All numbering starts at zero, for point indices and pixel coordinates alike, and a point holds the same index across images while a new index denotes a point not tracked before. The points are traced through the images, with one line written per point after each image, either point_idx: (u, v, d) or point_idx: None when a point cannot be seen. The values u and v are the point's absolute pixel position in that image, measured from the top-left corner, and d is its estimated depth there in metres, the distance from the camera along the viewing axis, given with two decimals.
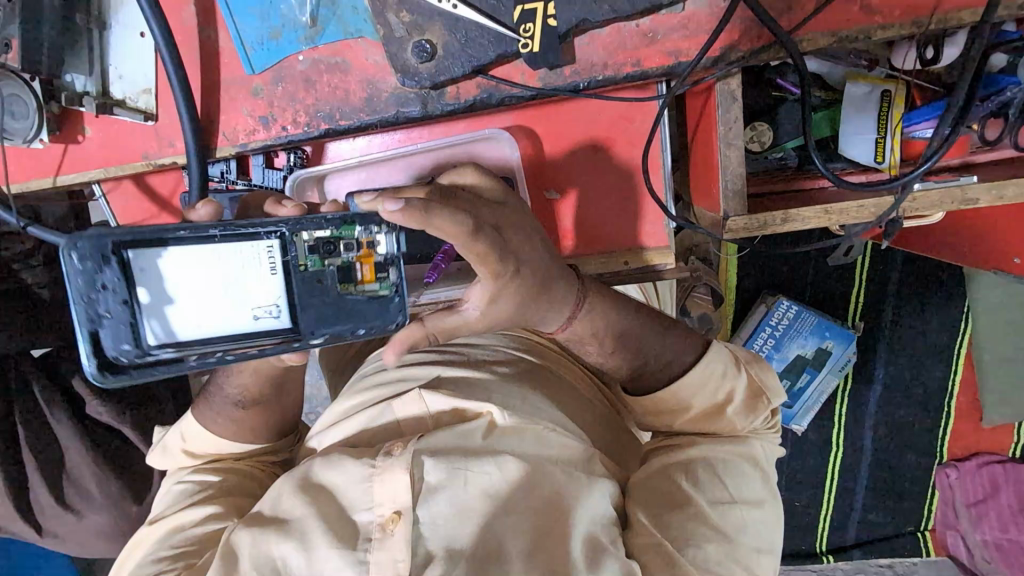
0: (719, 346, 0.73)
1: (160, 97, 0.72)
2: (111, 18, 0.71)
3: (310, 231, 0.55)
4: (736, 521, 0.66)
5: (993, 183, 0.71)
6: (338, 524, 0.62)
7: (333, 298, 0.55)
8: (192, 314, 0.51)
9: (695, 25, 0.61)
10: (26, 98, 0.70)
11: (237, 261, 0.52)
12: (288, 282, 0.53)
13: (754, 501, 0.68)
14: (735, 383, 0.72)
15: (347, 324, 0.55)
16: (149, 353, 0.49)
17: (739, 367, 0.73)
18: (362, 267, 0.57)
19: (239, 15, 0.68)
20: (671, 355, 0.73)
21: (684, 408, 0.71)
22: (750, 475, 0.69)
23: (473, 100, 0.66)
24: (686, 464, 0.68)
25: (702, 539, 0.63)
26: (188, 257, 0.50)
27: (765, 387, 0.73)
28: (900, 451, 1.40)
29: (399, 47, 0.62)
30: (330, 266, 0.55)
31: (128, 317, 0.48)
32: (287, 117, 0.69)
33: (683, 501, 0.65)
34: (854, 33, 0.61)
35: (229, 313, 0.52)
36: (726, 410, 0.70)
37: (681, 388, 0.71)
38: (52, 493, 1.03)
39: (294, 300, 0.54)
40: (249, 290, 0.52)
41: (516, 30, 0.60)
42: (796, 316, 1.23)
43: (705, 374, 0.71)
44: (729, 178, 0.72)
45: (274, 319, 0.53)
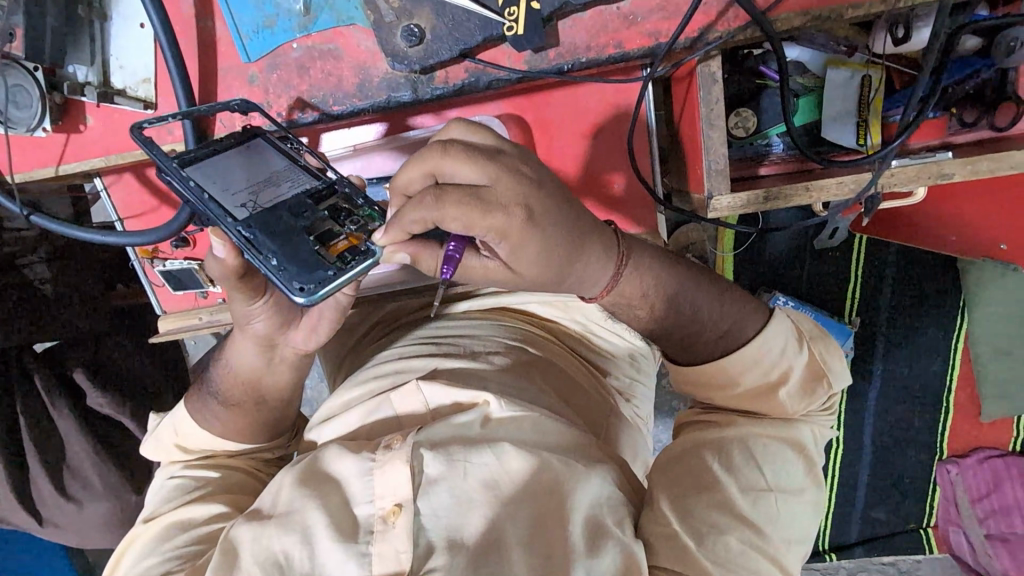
0: (782, 321, 0.72)
1: (160, 86, 0.75)
2: (110, 10, 0.73)
3: (347, 198, 0.65)
4: (767, 508, 0.65)
5: (967, 158, 0.73)
6: (341, 517, 0.63)
7: (291, 234, 0.61)
8: (226, 163, 0.65)
9: (674, 7, 0.64)
10: (30, 89, 0.72)
11: (290, 176, 0.66)
12: (285, 203, 0.63)
13: (793, 489, 0.67)
14: (794, 361, 0.71)
15: (285, 257, 0.60)
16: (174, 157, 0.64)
17: (800, 345, 0.72)
18: (342, 241, 0.61)
19: (235, 5, 0.70)
20: (730, 324, 0.71)
21: (733, 383, 0.70)
22: (793, 461, 0.68)
23: (461, 84, 0.68)
24: (719, 445, 0.68)
25: (725, 528, 0.63)
26: (270, 153, 0.68)
27: (826, 369, 0.72)
28: (900, 446, 1.40)
29: (389, 33, 0.64)
30: (324, 218, 0.63)
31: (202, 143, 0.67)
32: (282, 103, 0.72)
33: (712, 484, 0.65)
34: (827, 12, 0.63)
35: (239, 183, 0.64)
36: (778, 391, 0.69)
37: (733, 362, 0.70)
38: (53, 482, 1.04)
39: (270, 217, 0.62)
40: (268, 185, 0.64)
41: (501, 13, 0.62)
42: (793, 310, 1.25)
43: (762, 349, 0.70)
44: (712, 158, 0.74)
45: (245, 206, 0.62)
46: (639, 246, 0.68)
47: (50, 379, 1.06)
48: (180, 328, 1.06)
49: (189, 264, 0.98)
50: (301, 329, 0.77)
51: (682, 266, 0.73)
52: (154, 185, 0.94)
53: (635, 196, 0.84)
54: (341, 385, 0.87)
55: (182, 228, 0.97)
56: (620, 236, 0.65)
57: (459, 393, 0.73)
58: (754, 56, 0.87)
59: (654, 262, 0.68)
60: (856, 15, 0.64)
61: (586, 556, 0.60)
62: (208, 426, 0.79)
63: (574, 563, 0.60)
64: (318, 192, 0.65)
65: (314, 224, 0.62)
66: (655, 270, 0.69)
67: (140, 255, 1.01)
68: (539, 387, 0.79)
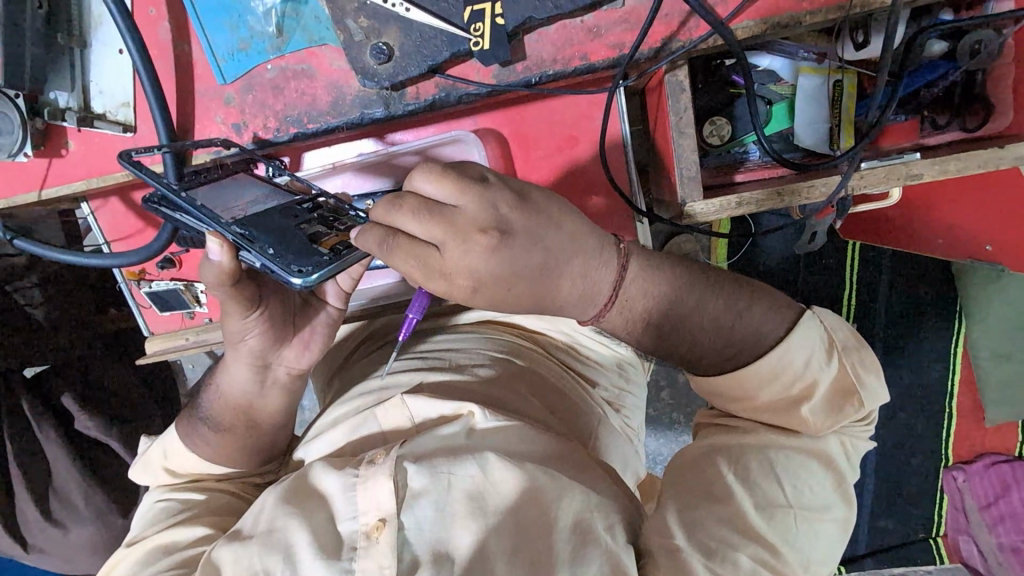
0: (811, 328, 0.66)
1: (138, 110, 0.76)
2: (90, 38, 0.76)
3: (337, 208, 0.66)
4: (787, 526, 0.61)
5: (935, 158, 0.74)
6: (324, 535, 0.61)
7: (285, 231, 0.61)
8: (218, 184, 0.66)
9: (636, 18, 0.65)
10: (11, 114, 0.73)
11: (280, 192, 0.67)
12: (274, 209, 0.64)
13: (818, 506, 0.62)
14: (821, 375, 0.64)
15: (281, 248, 0.58)
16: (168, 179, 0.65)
17: (830, 356, 0.66)
18: (334, 237, 0.61)
19: (210, 29, 0.72)
20: (751, 337, 0.65)
21: (750, 396, 0.65)
22: (819, 476, 0.63)
23: (432, 99, 0.69)
24: (737, 453, 0.64)
25: (737, 543, 0.59)
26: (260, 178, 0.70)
27: (858, 385, 0.65)
28: (905, 454, 1.38)
29: (358, 51, 0.65)
30: (317, 222, 0.63)
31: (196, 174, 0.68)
32: (258, 123, 0.73)
33: (725, 496, 0.61)
34: (785, 19, 0.64)
35: (233, 197, 0.65)
36: (801, 406, 0.64)
37: (748, 376, 0.65)
38: (38, 506, 1.04)
39: (264, 220, 0.61)
40: (259, 199, 0.65)
41: (467, 29, 0.64)
42: None
43: (782, 361, 0.64)
44: (684, 165, 0.75)
45: (237, 211, 0.62)
46: (648, 269, 0.65)
47: (38, 403, 1.06)
48: (166, 349, 1.05)
49: (174, 285, 0.99)
50: (291, 347, 0.78)
51: (694, 281, 0.67)
52: (138, 207, 0.94)
53: (619, 207, 0.84)
54: (336, 399, 0.86)
55: (168, 249, 0.97)
56: (619, 250, 0.62)
57: (445, 404, 0.73)
58: (727, 65, 0.88)
59: (659, 285, 0.65)
60: (813, 21, 0.65)
61: (571, 568, 0.59)
62: (195, 449, 0.78)
63: (557, 571, 0.59)
64: (305, 203, 0.66)
65: (305, 226, 0.62)
66: (657, 297, 0.65)
67: (127, 277, 1.01)
68: (526, 399, 0.79)
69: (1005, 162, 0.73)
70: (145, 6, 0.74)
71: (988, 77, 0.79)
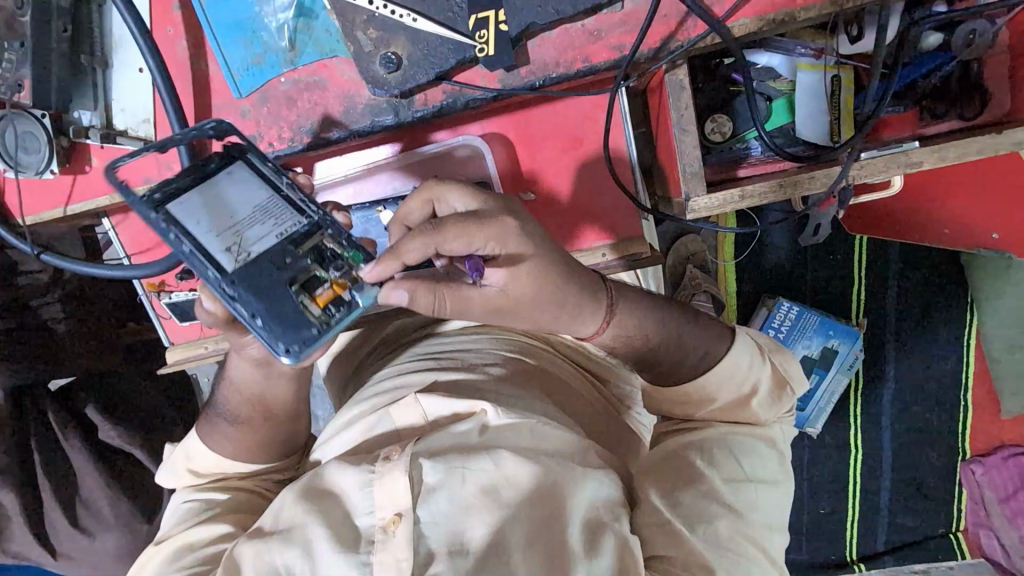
0: (746, 340, 0.75)
1: (158, 126, 0.77)
2: (113, 58, 0.77)
3: (336, 240, 0.61)
4: (749, 497, 0.67)
5: (935, 146, 0.75)
6: (342, 528, 0.64)
7: (273, 278, 0.58)
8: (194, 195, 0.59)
9: (635, 20, 0.67)
10: (38, 133, 0.76)
11: (268, 211, 0.61)
12: (263, 247, 0.59)
13: (770, 480, 0.69)
14: (761, 374, 0.73)
15: (269, 305, 0.57)
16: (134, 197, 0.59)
17: (764, 357, 0.75)
18: (328, 290, 0.59)
19: (225, 44, 0.74)
20: (705, 347, 0.74)
21: (709, 400, 0.72)
22: (767, 455, 0.70)
23: (440, 105, 0.71)
24: (702, 444, 0.69)
25: (713, 515, 0.64)
26: (241, 180, 0.61)
27: (789, 378, 0.75)
28: (921, 448, 1.38)
29: (368, 61, 0.68)
30: (313, 267, 0.60)
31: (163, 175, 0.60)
32: (273, 133, 0.75)
33: (695, 478, 0.66)
34: (781, 16, 0.65)
35: (213, 219, 0.58)
36: (751, 402, 0.71)
37: (709, 379, 0.72)
38: (66, 515, 1.06)
39: (251, 262, 0.58)
40: (250, 223, 0.59)
41: (472, 36, 0.66)
42: (798, 316, 1.28)
43: (732, 366, 0.72)
44: (687, 162, 0.76)
45: (223, 251, 0.58)
46: (632, 292, 0.75)
47: (64, 414, 1.09)
48: (187, 358, 1.08)
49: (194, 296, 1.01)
50: None
51: (664, 303, 0.77)
52: None
53: (622, 206, 0.86)
54: (347, 403, 0.88)
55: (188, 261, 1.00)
56: (604, 283, 0.70)
57: (458, 402, 0.74)
58: (726, 63, 0.90)
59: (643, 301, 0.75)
60: (807, 18, 0.66)
61: (585, 557, 0.61)
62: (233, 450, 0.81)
63: (573, 562, 0.61)
64: (301, 234, 0.61)
65: (299, 275, 0.59)
66: (640, 311, 0.74)
67: (148, 289, 1.04)
68: (536, 395, 0.80)
69: (1003, 147, 0.74)
70: (163, 26, 0.76)
71: (983, 67, 0.80)
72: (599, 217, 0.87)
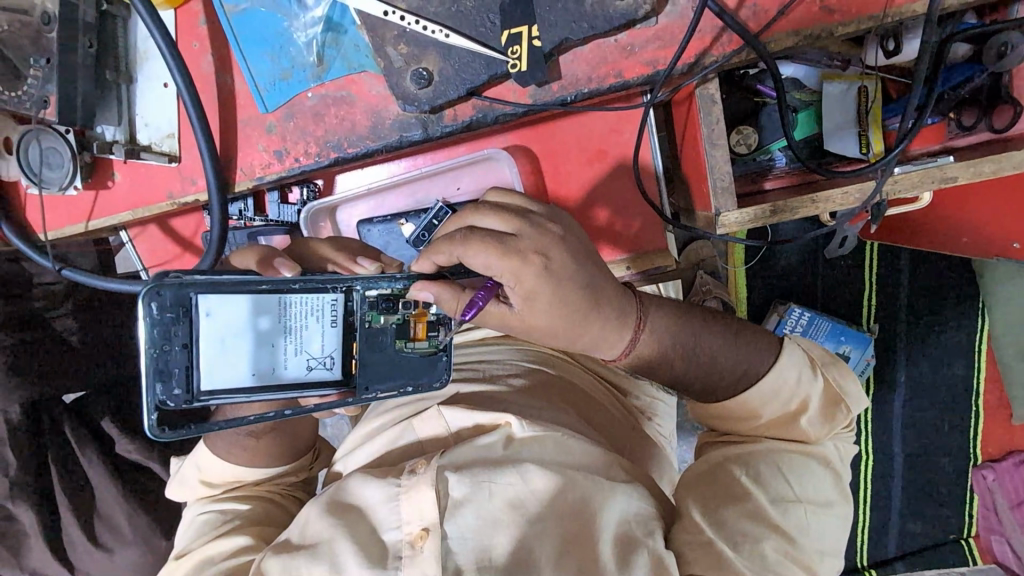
0: (795, 352, 0.72)
1: (183, 141, 0.77)
2: (137, 72, 0.76)
3: (373, 290, 0.62)
4: (799, 520, 0.66)
5: (969, 161, 0.74)
6: (369, 542, 0.63)
7: (382, 354, 0.64)
8: (241, 364, 0.57)
9: (670, 35, 0.66)
10: (63, 150, 0.75)
11: (308, 313, 0.60)
12: (342, 336, 0.62)
13: (821, 501, 0.68)
14: (812, 389, 0.70)
15: (397, 380, 0.64)
16: (196, 399, 0.56)
17: (815, 371, 0.72)
18: (416, 325, 0.65)
19: (252, 59, 0.73)
20: (747, 363, 0.71)
21: (754, 415, 0.70)
22: (818, 474, 0.69)
23: (469, 120, 0.71)
24: (746, 460, 0.68)
25: (759, 535, 0.64)
26: (250, 312, 0.57)
27: (843, 393, 0.72)
28: (934, 456, 1.37)
29: (398, 77, 0.67)
30: (389, 322, 0.64)
31: (188, 361, 0.55)
32: (299, 149, 0.75)
33: (743, 495, 0.66)
34: (818, 31, 0.64)
35: (289, 361, 0.59)
36: (800, 419, 0.69)
37: (752, 397, 0.70)
38: (84, 530, 1.05)
39: (351, 355, 0.63)
40: (307, 336, 0.60)
41: (504, 52, 0.65)
42: (811, 321, 1.26)
43: (779, 382, 0.70)
44: (717, 176, 0.75)
45: (327, 370, 0.61)
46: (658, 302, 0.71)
47: (80, 428, 1.08)
48: None
49: None
50: None
51: (696, 313, 0.74)
52: (177, 233, 0.97)
53: (647, 219, 0.84)
54: (369, 415, 0.87)
55: None
56: (633, 301, 0.67)
57: (483, 415, 0.73)
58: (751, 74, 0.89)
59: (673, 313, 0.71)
60: (844, 33, 0.65)
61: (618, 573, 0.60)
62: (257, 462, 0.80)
63: None
64: (347, 307, 0.62)
65: (394, 333, 0.64)
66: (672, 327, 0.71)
67: None
68: (560, 408, 0.79)
69: None
70: (188, 40, 0.75)
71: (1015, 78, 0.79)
72: (625, 229, 0.85)
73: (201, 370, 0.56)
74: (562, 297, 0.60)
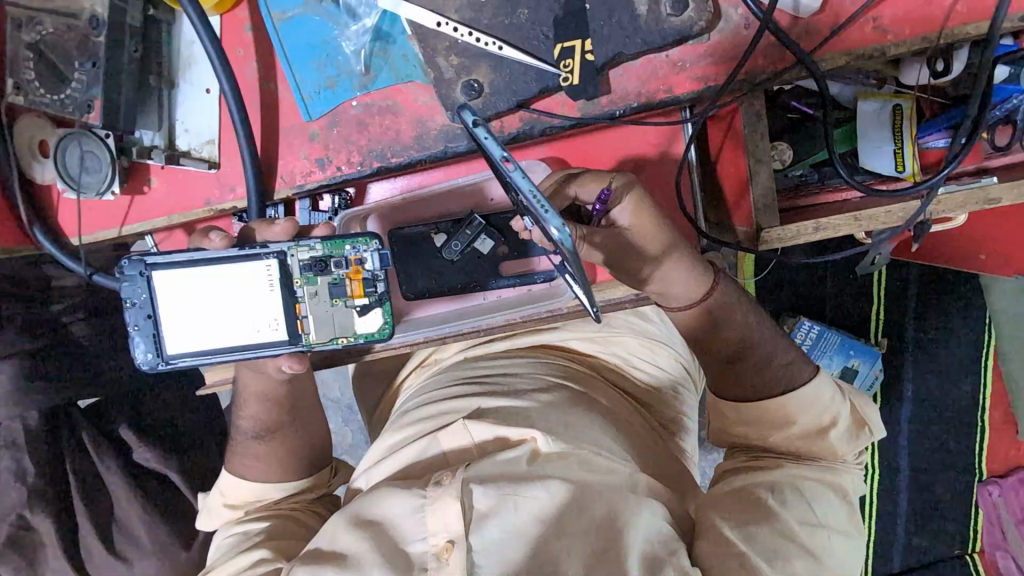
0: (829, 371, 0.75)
1: (223, 147, 0.76)
2: (180, 79, 0.75)
3: (303, 254, 0.73)
4: (823, 542, 0.66)
5: (1012, 183, 0.75)
6: (393, 555, 0.62)
7: (324, 314, 0.74)
8: (183, 334, 0.71)
9: (722, 52, 0.66)
10: (101, 153, 0.74)
11: (242, 278, 0.71)
12: (284, 298, 0.73)
13: (840, 529, 0.68)
14: (842, 409, 0.72)
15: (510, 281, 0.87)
16: (171, 361, 0.72)
17: (844, 394, 0.74)
18: (352, 282, 0.75)
19: (298, 68, 0.73)
20: (792, 362, 0.74)
21: (789, 422, 0.71)
22: (836, 507, 0.68)
23: (516, 132, 0.70)
24: (772, 482, 0.68)
25: (790, 553, 0.63)
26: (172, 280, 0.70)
27: (868, 419, 0.73)
28: (948, 472, 1.37)
29: (448, 88, 0.67)
30: (323, 281, 0.74)
31: (151, 328, 0.72)
32: (341, 157, 0.74)
33: (770, 515, 0.65)
34: (870, 51, 0.64)
35: (238, 323, 0.72)
36: (830, 433, 0.70)
37: (791, 400, 0.71)
38: (102, 539, 1.03)
39: (297, 316, 0.73)
40: (248, 299, 0.71)
41: (556, 65, 0.65)
42: (819, 335, 1.26)
43: (816, 391, 0.72)
44: (759, 193, 0.76)
45: (276, 331, 0.73)
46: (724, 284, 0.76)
47: (98, 436, 1.06)
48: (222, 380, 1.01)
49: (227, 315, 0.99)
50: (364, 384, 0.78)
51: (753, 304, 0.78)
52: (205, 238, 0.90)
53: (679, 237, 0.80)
54: (390, 426, 0.86)
55: None
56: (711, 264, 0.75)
57: (506, 428, 0.72)
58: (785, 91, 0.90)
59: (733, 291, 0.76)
60: (896, 53, 0.65)
61: None
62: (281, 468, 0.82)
63: None
64: (284, 271, 0.72)
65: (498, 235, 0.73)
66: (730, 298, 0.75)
67: None
68: (589, 417, 0.78)
69: None
70: (232, 47, 0.75)
71: None
72: None
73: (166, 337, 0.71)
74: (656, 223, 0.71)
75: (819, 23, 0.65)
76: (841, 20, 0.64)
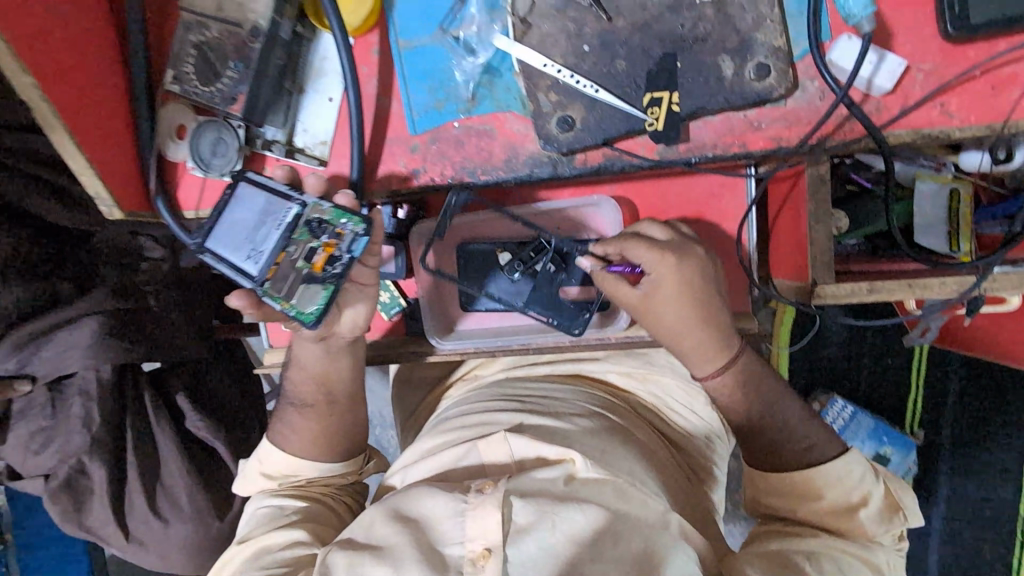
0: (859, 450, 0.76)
1: (334, 148, 0.86)
2: (309, 86, 0.86)
3: (314, 211, 0.74)
4: None
5: None
6: (430, 553, 0.64)
7: (290, 273, 0.74)
8: (220, 236, 0.76)
9: (796, 117, 0.73)
10: (231, 141, 0.85)
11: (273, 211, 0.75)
12: (275, 239, 0.73)
13: None
14: (874, 489, 0.73)
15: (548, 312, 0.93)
16: (200, 254, 0.77)
17: (878, 476, 0.75)
18: (320, 253, 0.75)
19: (412, 89, 0.83)
20: (815, 442, 0.77)
21: (817, 495, 0.73)
22: None
23: (598, 166, 0.78)
24: (805, 552, 0.69)
25: None
26: (250, 194, 0.77)
27: (901, 503, 0.74)
28: (972, 572, 1.33)
29: (544, 120, 0.76)
30: (308, 242, 0.74)
31: (208, 222, 0.78)
32: (436, 170, 0.83)
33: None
34: (936, 133, 0.70)
35: (244, 245, 0.74)
36: (859, 512, 0.71)
37: (818, 475, 0.73)
38: (146, 496, 1.09)
39: (273, 261, 0.72)
40: (259, 228, 0.74)
41: (644, 112, 0.73)
42: (852, 416, 1.27)
43: (844, 469, 0.73)
44: (817, 250, 0.80)
45: (251, 263, 0.72)
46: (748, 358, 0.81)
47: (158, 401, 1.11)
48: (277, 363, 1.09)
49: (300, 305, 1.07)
50: None
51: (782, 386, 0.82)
52: None
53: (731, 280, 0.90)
54: (425, 433, 0.90)
55: None
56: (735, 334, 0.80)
57: (547, 447, 0.74)
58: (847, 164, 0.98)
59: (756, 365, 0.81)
60: (960, 137, 0.71)
61: None
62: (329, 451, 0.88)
63: None
64: (290, 218, 0.74)
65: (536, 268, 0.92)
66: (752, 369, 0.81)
67: None
68: (625, 449, 0.80)
69: None
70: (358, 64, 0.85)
71: None
72: None
73: (213, 233, 0.77)
74: (685, 282, 0.76)
75: (889, 102, 0.71)
76: (910, 101, 0.70)
